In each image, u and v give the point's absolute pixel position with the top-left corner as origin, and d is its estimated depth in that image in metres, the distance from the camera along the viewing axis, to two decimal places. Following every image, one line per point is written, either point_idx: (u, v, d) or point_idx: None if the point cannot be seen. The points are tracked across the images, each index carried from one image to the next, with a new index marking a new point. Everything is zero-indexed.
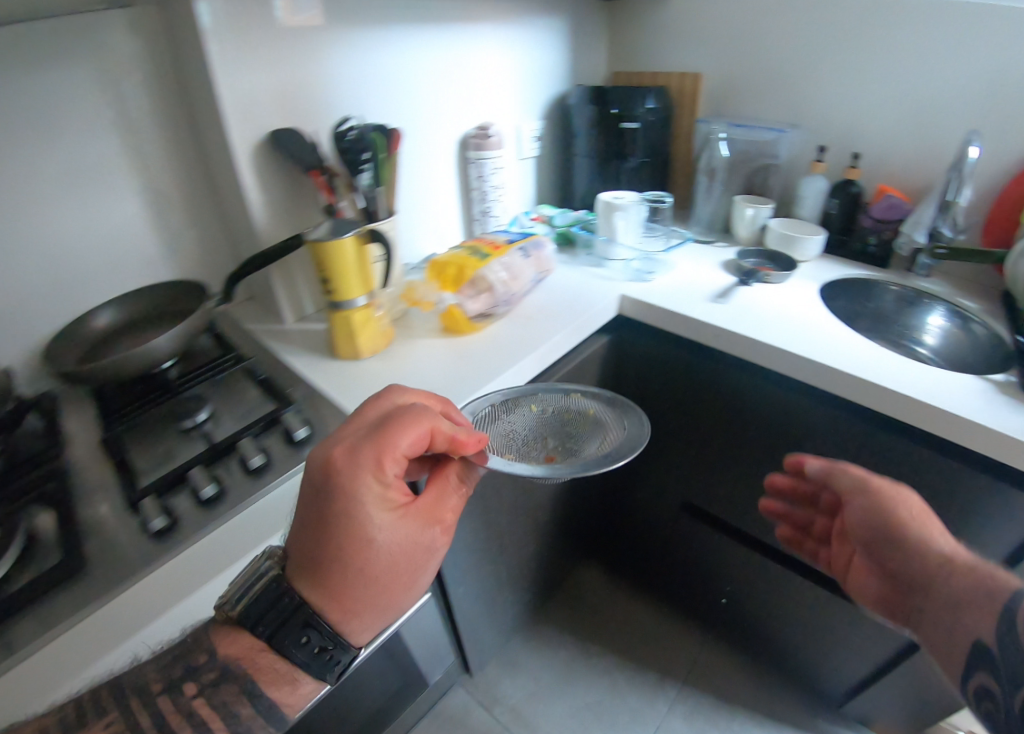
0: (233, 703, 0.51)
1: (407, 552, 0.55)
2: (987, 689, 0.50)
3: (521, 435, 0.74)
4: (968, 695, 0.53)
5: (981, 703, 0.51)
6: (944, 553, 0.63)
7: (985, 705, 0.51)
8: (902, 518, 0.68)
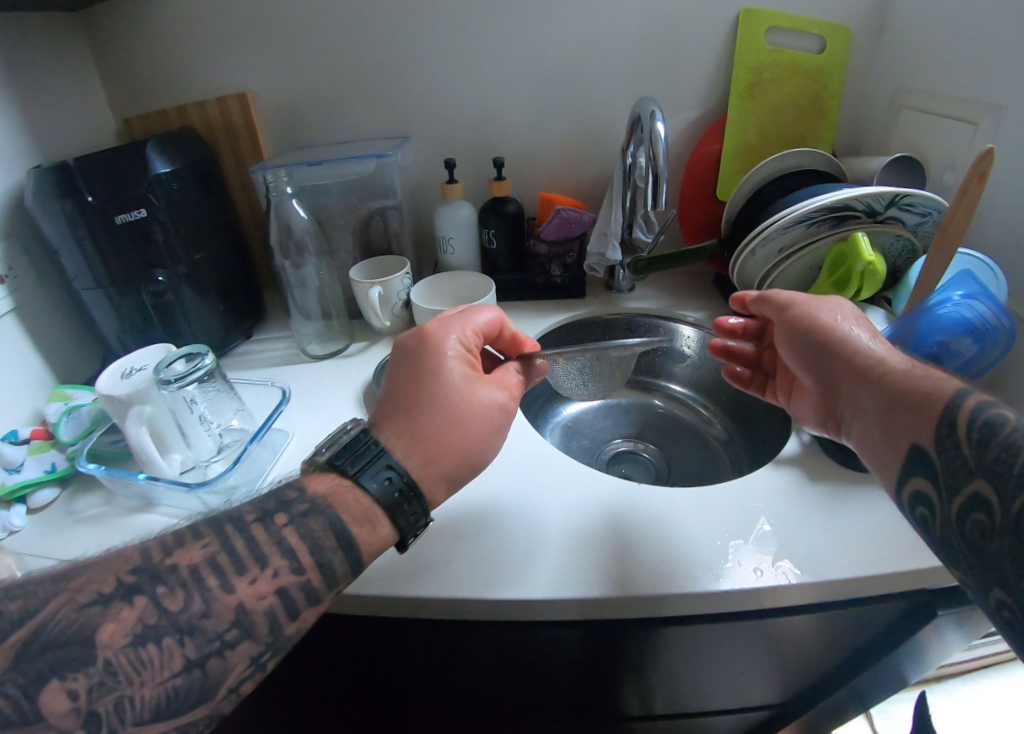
0: (268, 545, 0.40)
1: (502, 413, 0.50)
2: (914, 444, 0.39)
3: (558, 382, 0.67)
4: (972, 592, 0.34)
5: (994, 547, 0.33)
6: (882, 350, 0.46)
7: (959, 505, 0.36)
8: (817, 309, 0.52)
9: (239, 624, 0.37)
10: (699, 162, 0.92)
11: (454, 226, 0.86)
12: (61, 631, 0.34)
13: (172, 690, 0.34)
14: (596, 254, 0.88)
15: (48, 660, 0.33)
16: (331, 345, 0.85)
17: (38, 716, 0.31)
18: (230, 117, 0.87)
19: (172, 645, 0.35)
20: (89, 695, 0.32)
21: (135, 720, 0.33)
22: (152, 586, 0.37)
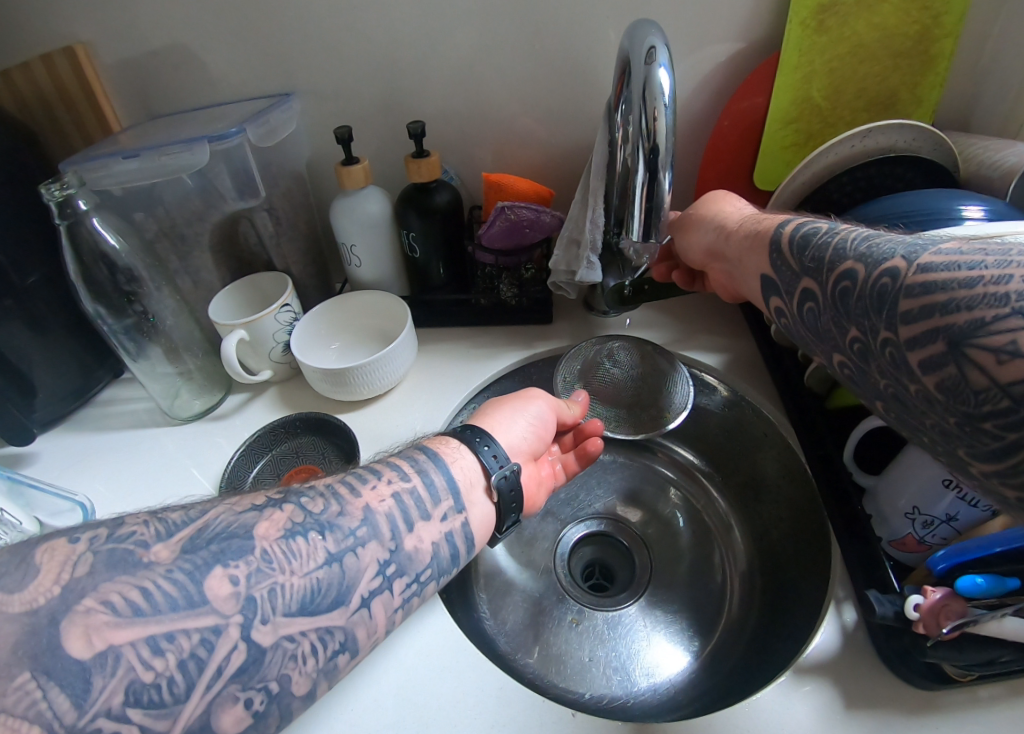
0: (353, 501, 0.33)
1: (530, 440, 0.45)
2: (813, 296, 0.36)
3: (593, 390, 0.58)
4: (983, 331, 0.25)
5: (917, 379, 0.28)
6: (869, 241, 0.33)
7: (905, 378, 0.29)
8: (709, 212, 0.50)
9: (369, 524, 0.32)
10: (732, 127, 0.61)
11: (357, 229, 0.57)
12: (223, 526, 0.29)
13: (316, 583, 0.29)
14: (563, 270, 0.55)
15: (210, 550, 0.28)
16: (206, 398, 0.60)
17: (200, 599, 0.26)
18: (60, 80, 0.57)
19: (317, 540, 0.30)
20: (248, 580, 0.27)
21: (284, 611, 0.28)
22: (296, 496, 0.33)
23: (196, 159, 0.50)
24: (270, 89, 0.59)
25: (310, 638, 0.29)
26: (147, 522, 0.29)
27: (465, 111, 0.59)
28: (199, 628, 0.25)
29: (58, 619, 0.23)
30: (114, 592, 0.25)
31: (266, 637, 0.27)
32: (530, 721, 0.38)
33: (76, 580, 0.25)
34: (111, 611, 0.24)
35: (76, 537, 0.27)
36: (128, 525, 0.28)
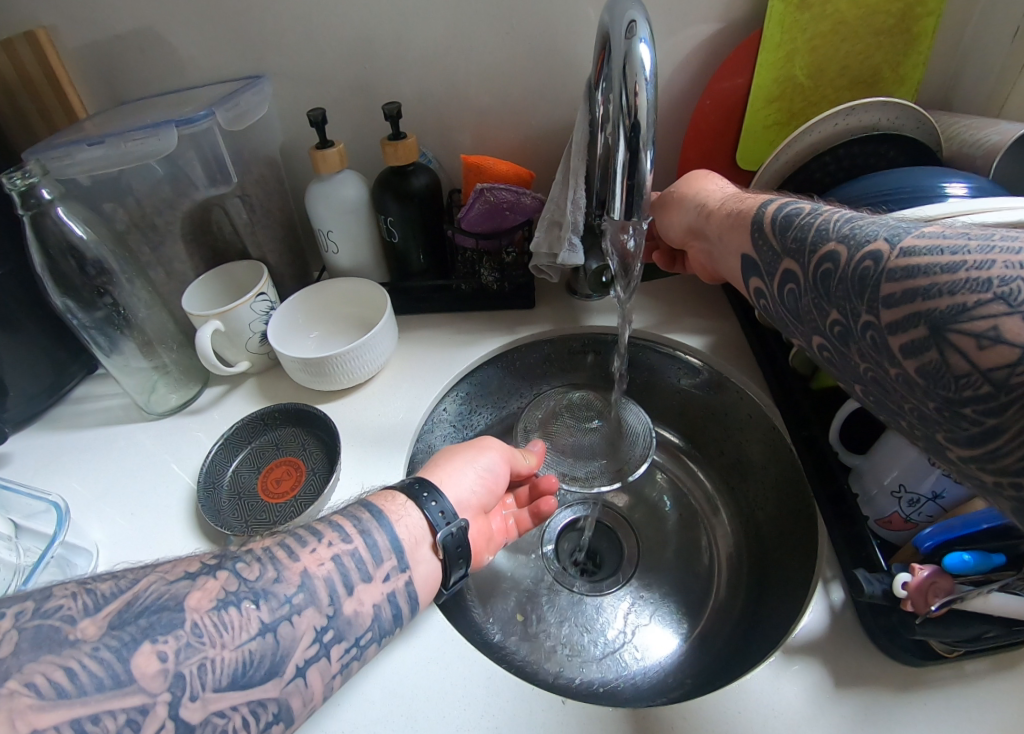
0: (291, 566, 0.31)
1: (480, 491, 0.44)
2: (794, 277, 0.35)
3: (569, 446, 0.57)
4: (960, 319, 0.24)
5: (897, 363, 0.27)
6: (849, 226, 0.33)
7: (885, 361, 0.28)
8: (691, 191, 0.49)
9: (306, 590, 0.31)
10: (714, 106, 0.60)
11: (332, 214, 0.55)
12: (153, 598, 0.28)
13: (249, 656, 0.28)
14: (545, 252, 0.54)
15: (139, 626, 0.26)
16: (183, 392, 0.59)
17: (127, 678, 0.24)
18: (26, 71, 0.54)
19: (251, 609, 0.29)
20: (178, 656, 0.26)
21: (214, 686, 0.26)
22: (232, 560, 0.31)
23: (164, 144, 0.48)
24: (241, 73, 0.57)
25: (242, 713, 0.27)
26: (75, 593, 0.27)
27: (442, 92, 0.57)
28: (126, 707, 0.24)
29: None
30: (38, 673, 0.23)
31: (195, 714, 0.25)
32: (518, 708, 0.38)
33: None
34: (35, 694, 0.22)
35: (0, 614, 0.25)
36: (55, 598, 0.26)
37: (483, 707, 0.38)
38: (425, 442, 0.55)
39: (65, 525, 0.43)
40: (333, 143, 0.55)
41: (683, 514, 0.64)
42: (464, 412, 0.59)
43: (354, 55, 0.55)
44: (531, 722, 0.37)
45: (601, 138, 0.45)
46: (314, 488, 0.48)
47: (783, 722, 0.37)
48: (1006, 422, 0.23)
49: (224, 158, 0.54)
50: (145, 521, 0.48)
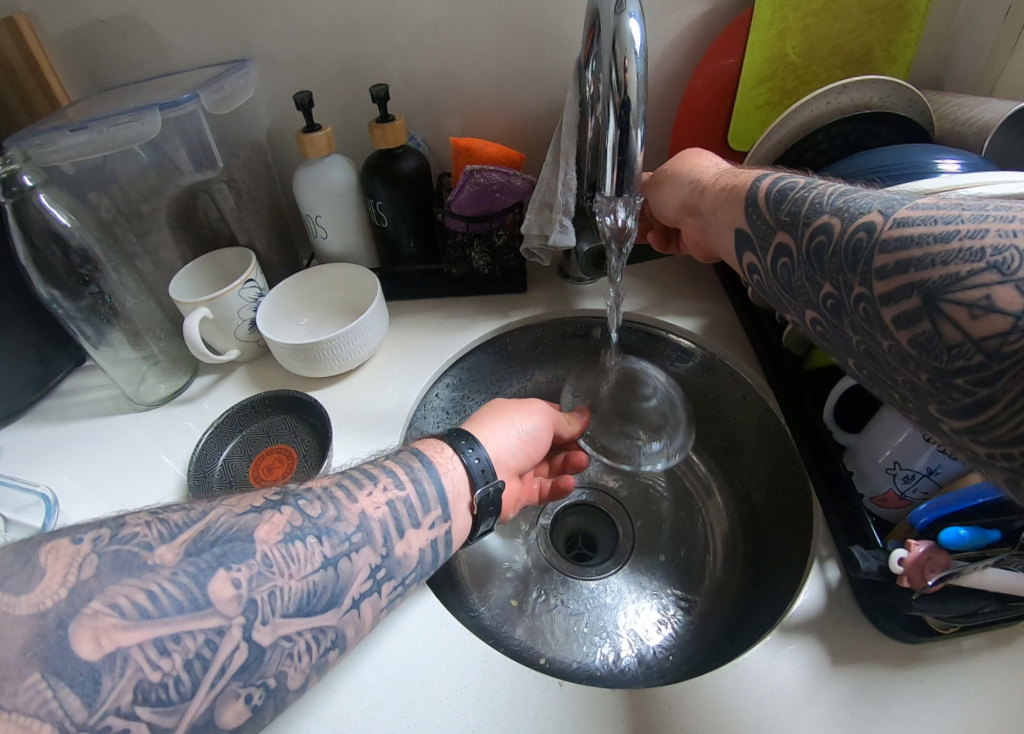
0: (351, 504, 0.33)
1: (517, 450, 0.45)
2: (787, 251, 0.35)
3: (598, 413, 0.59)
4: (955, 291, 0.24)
5: (889, 334, 0.27)
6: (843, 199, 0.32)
7: (878, 333, 0.28)
8: (685, 167, 0.49)
9: (364, 529, 0.32)
10: (706, 87, 0.60)
11: (321, 199, 0.54)
12: (224, 529, 0.29)
13: (312, 586, 0.29)
14: (537, 234, 0.53)
15: (214, 553, 0.28)
16: (172, 382, 0.58)
17: (205, 601, 0.26)
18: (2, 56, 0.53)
19: (315, 544, 0.30)
20: (250, 583, 0.28)
21: (282, 612, 0.28)
22: (294, 497, 0.32)
23: (149, 128, 0.48)
24: (226, 57, 0.56)
25: (306, 637, 0.29)
26: (149, 522, 0.28)
27: (430, 75, 0.57)
28: (204, 629, 0.26)
29: (66, 621, 0.24)
30: (121, 595, 0.25)
31: (266, 636, 0.27)
32: (516, 690, 0.38)
33: (82, 582, 0.25)
34: (119, 613, 0.24)
35: (79, 538, 0.27)
36: (130, 525, 0.28)
37: (477, 689, 0.38)
38: (418, 428, 0.54)
39: (53, 518, 0.43)
40: (321, 126, 0.54)
41: (677, 498, 0.64)
42: (457, 398, 0.59)
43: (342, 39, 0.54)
44: (528, 704, 0.37)
45: (592, 118, 0.44)
46: (305, 476, 0.48)
47: (783, 700, 0.37)
48: (999, 391, 0.22)
49: (208, 142, 0.53)
50: (136, 512, 0.47)
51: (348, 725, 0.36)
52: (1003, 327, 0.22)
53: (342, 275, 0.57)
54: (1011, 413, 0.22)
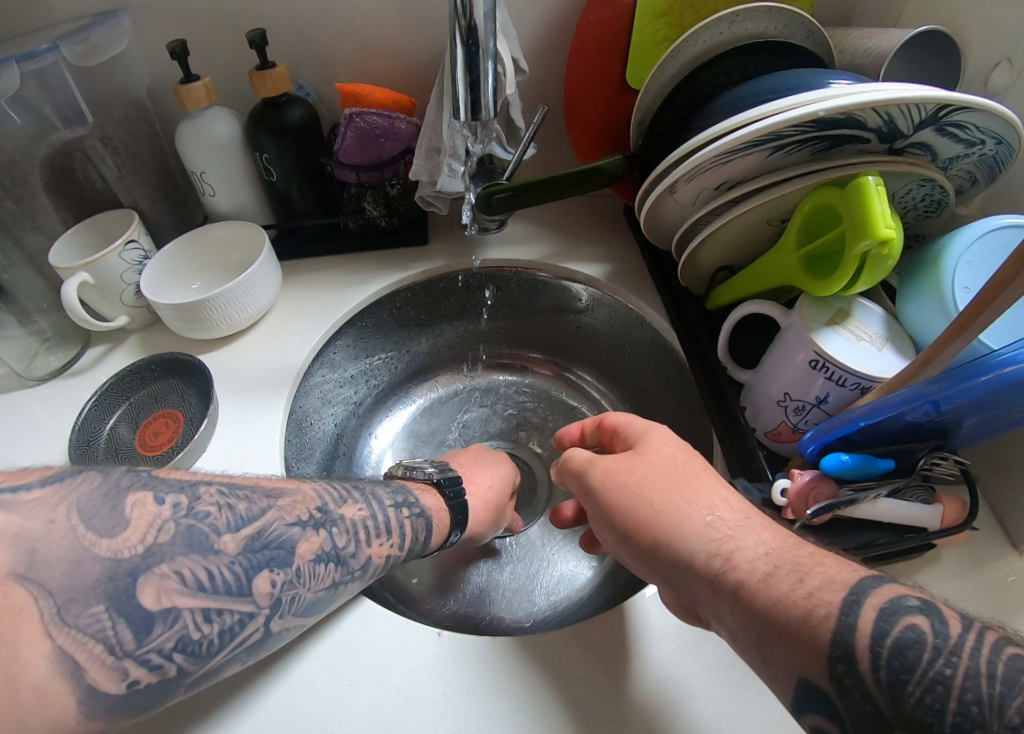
0: (360, 540, 0.35)
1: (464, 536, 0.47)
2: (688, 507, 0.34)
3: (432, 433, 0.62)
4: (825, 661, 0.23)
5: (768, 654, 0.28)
6: (726, 522, 0.30)
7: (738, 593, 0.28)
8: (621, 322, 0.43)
9: (368, 566, 0.36)
10: (599, 23, 0.57)
11: (203, 153, 0.52)
12: (278, 534, 0.31)
13: (317, 600, 0.32)
14: (427, 181, 0.52)
15: (268, 556, 0.30)
16: (63, 355, 0.55)
17: (249, 589, 0.28)
18: None
19: (332, 568, 0.33)
20: (282, 586, 0.30)
21: (297, 611, 0.31)
22: (331, 522, 0.34)
23: (7, 84, 0.45)
24: (94, 7, 0.53)
25: (297, 631, 0.32)
26: (221, 504, 0.29)
27: (313, 17, 0.54)
28: (238, 612, 0.28)
29: (141, 572, 0.25)
30: (187, 566, 0.26)
31: (278, 625, 0.30)
32: (392, 643, 0.36)
33: (160, 544, 0.26)
34: (181, 580, 0.26)
35: (163, 497, 0.28)
36: (205, 501, 0.29)
37: (354, 643, 0.36)
38: (316, 385, 0.53)
39: None
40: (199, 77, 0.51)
41: None
42: (359, 356, 0.57)
43: None
44: (406, 655, 0.35)
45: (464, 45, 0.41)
46: (190, 435, 0.46)
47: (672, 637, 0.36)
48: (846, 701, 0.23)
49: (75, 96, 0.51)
50: None
51: None
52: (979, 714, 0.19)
53: (232, 228, 0.55)
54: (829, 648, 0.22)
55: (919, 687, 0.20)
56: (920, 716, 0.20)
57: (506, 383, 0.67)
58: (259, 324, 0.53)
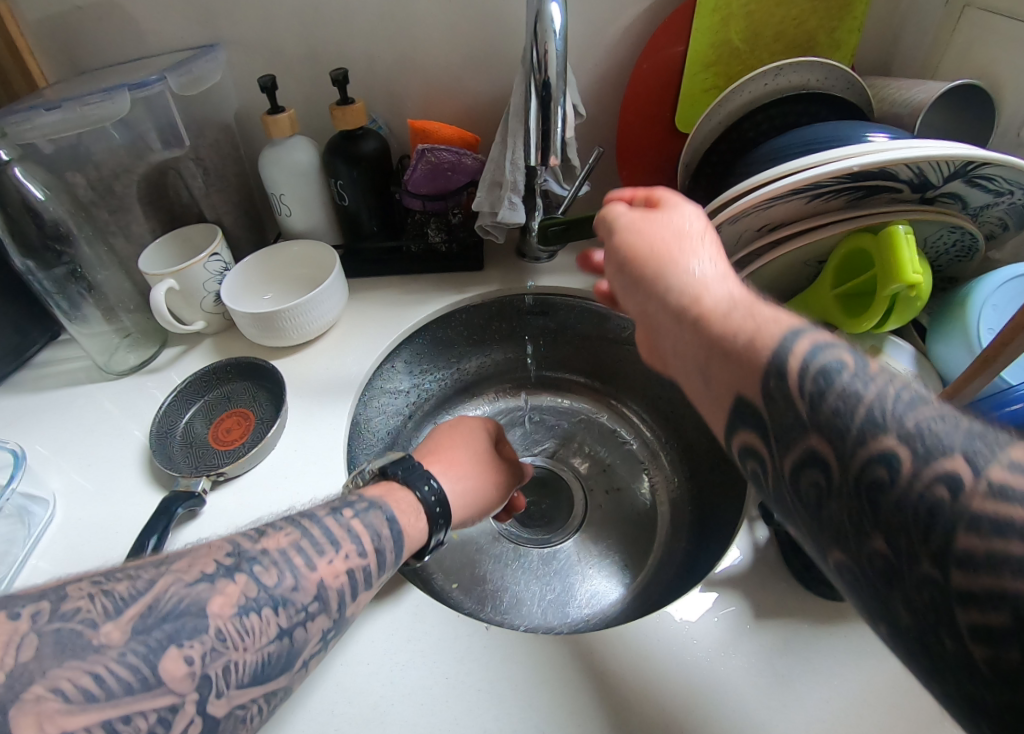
0: (300, 566, 0.31)
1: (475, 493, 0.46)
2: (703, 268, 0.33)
3: None
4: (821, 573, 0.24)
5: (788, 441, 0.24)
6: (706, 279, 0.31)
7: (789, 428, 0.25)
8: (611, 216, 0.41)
9: (320, 598, 0.31)
10: (652, 72, 0.61)
11: (284, 177, 0.57)
12: (176, 602, 0.27)
13: (266, 658, 0.28)
14: (488, 211, 0.55)
15: (164, 630, 0.26)
16: (141, 352, 0.60)
17: (156, 681, 0.25)
18: None
19: (270, 614, 0.29)
20: (204, 659, 0.26)
21: (238, 684, 0.27)
22: (250, 561, 0.30)
23: (119, 108, 0.50)
24: (195, 42, 0.59)
25: (259, 702, 0.28)
26: (94, 595, 0.26)
27: (387, 56, 0.59)
28: (156, 707, 0.24)
29: (6, 708, 0.22)
30: (64, 679, 0.23)
31: (221, 709, 0.26)
32: (444, 633, 0.39)
33: (22, 665, 0.23)
34: (62, 698, 0.22)
35: (18, 611, 0.25)
36: (73, 599, 0.26)
37: (413, 636, 0.39)
38: (376, 399, 0.58)
39: (22, 470, 0.45)
40: (284, 108, 0.57)
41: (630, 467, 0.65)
42: (414, 374, 0.62)
43: (303, 23, 0.56)
44: (456, 646, 0.38)
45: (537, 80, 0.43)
46: (261, 433, 0.50)
47: (702, 649, 0.39)
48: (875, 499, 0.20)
49: (176, 121, 0.56)
50: (103, 472, 0.49)
51: None
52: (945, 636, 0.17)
53: (305, 248, 0.60)
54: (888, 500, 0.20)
55: (838, 395, 0.21)
56: (835, 420, 0.21)
57: (547, 404, 0.71)
58: (325, 337, 0.57)
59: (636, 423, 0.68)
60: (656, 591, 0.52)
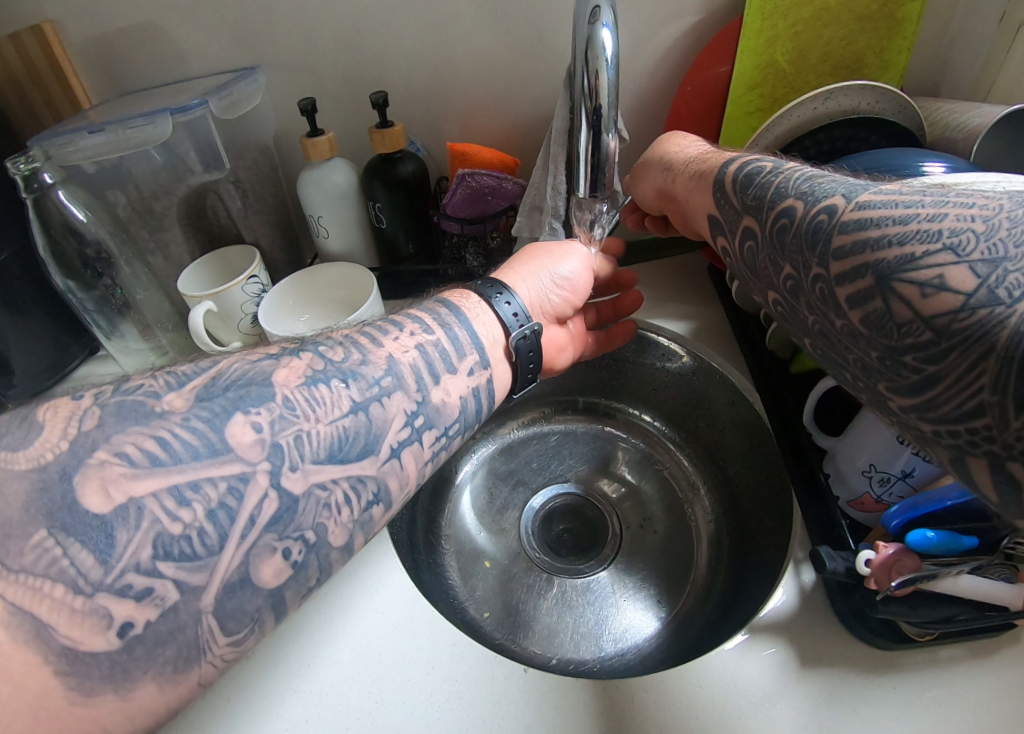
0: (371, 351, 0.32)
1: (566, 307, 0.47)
2: (753, 233, 0.34)
3: (502, 480, 0.66)
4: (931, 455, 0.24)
5: (843, 315, 0.26)
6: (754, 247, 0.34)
7: (832, 313, 0.27)
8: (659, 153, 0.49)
9: (393, 374, 0.32)
10: (695, 94, 0.61)
11: (322, 200, 0.57)
12: (239, 374, 0.28)
13: (343, 431, 0.28)
14: (528, 236, 0.57)
15: (227, 398, 0.26)
16: None
17: (224, 446, 0.24)
18: (31, 63, 0.56)
19: (341, 386, 0.29)
20: (273, 428, 0.26)
21: (313, 457, 0.27)
22: (313, 347, 0.32)
23: (161, 132, 0.51)
24: (235, 64, 0.59)
25: (343, 486, 0.28)
26: (155, 377, 0.27)
27: (426, 79, 0.59)
28: (225, 476, 0.24)
29: (71, 473, 0.22)
30: (128, 443, 0.23)
31: (298, 484, 0.26)
32: (482, 675, 0.39)
33: (85, 433, 0.23)
34: (126, 462, 0.22)
35: (80, 396, 0.25)
36: (135, 382, 0.27)
37: (450, 681, 0.39)
38: None
39: None
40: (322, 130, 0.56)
41: (666, 497, 0.64)
42: None
43: (343, 45, 0.56)
44: (493, 688, 0.38)
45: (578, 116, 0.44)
46: None
47: (749, 699, 0.37)
48: (946, 369, 0.21)
49: (215, 143, 0.56)
50: None
51: (319, 697, 0.38)
52: (986, 426, 0.20)
53: (342, 270, 0.60)
54: (956, 390, 0.21)
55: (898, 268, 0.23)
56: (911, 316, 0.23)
57: (580, 429, 0.70)
58: None
59: (669, 451, 0.67)
60: (693, 633, 0.50)
